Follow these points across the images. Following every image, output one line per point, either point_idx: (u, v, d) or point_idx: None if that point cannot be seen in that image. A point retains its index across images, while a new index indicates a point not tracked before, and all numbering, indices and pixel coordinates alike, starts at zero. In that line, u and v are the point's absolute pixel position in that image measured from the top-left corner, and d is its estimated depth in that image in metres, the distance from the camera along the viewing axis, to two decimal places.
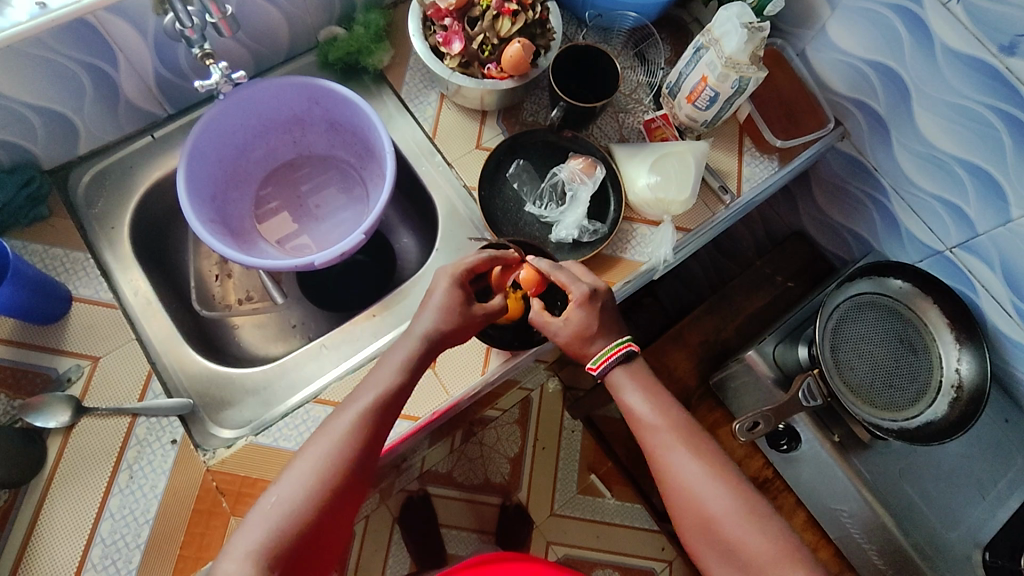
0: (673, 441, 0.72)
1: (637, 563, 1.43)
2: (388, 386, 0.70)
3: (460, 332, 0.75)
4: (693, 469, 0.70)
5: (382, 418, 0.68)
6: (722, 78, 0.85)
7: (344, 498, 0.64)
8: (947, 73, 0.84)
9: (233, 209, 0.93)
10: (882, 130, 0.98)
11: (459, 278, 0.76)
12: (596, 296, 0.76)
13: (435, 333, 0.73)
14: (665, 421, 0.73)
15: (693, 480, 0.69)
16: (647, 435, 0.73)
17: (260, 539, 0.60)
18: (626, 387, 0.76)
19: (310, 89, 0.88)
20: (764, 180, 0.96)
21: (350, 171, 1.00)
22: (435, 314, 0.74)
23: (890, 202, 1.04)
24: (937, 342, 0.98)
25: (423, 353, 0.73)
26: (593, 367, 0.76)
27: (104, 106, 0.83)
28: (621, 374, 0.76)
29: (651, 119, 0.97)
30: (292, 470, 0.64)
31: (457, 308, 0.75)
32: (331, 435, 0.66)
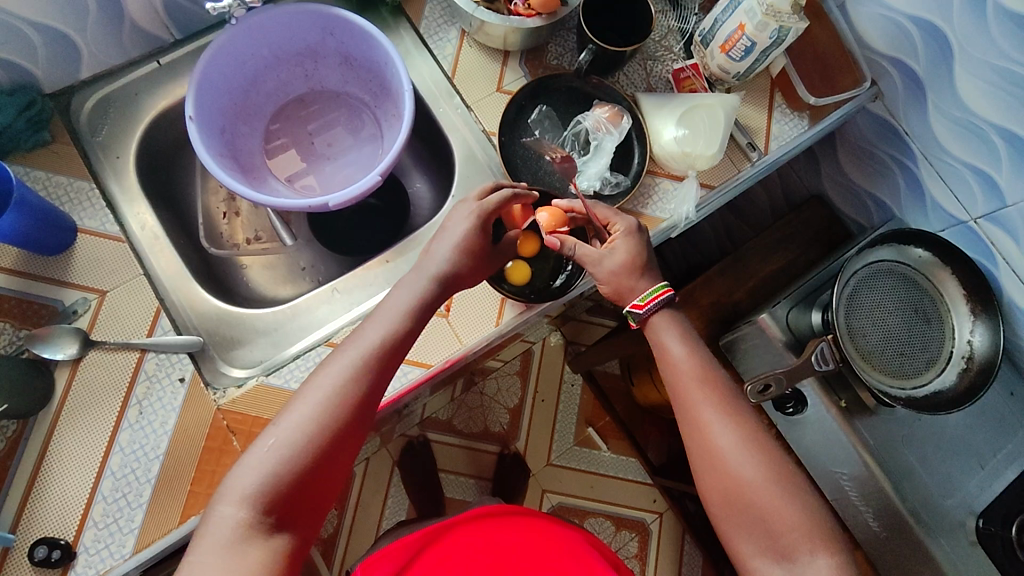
0: (714, 404, 0.72)
1: (628, 513, 1.47)
2: (395, 326, 0.69)
3: (469, 272, 0.74)
4: (731, 434, 0.70)
5: (385, 358, 0.67)
6: (761, 27, 0.81)
7: (347, 438, 0.63)
8: (996, 34, 0.80)
9: (242, 143, 0.90)
10: (917, 92, 0.94)
11: (470, 217, 0.75)
12: (640, 228, 0.79)
13: (449, 273, 0.72)
14: (708, 382, 0.72)
15: (730, 445, 0.69)
16: (689, 388, 0.73)
17: (258, 479, 0.59)
18: (670, 339, 0.75)
19: (324, 18, 0.83)
20: (794, 139, 0.93)
21: (363, 111, 0.96)
22: (445, 255, 0.73)
23: (917, 168, 1.01)
24: (951, 314, 0.97)
25: (431, 295, 0.72)
26: (641, 303, 0.76)
27: (108, 27, 0.78)
28: (664, 317, 0.76)
29: (681, 68, 0.92)
30: (293, 409, 0.63)
31: (469, 248, 0.74)
32: (334, 374, 0.65)
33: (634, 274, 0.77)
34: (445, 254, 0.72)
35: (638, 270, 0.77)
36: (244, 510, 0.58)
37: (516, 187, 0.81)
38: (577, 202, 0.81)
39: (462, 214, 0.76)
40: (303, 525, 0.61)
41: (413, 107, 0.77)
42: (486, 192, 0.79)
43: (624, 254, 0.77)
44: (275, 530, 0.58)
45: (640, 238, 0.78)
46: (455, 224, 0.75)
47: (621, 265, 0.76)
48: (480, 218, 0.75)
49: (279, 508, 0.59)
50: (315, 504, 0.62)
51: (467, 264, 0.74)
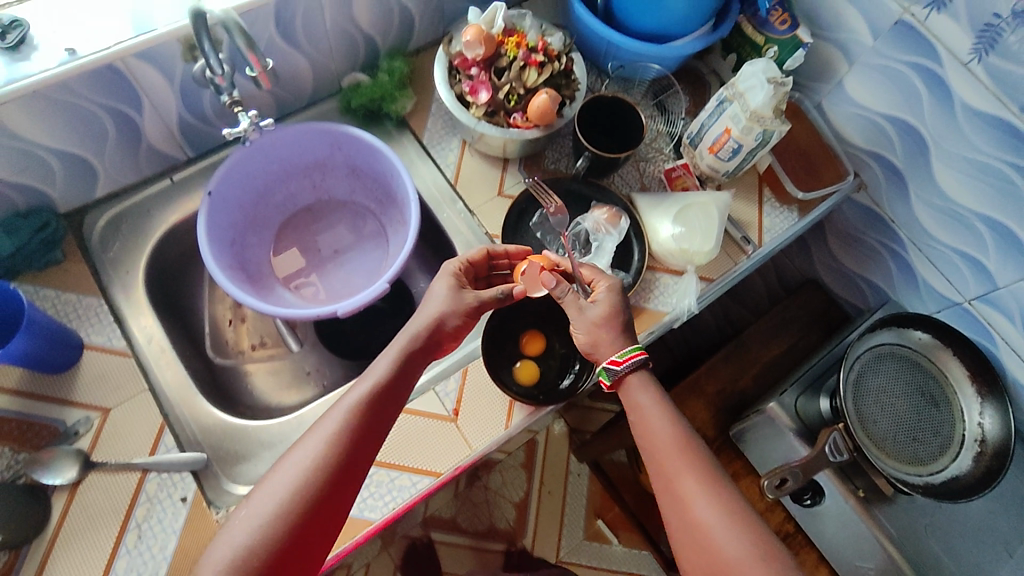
0: (694, 475, 0.67)
1: None
2: (374, 388, 0.67)
3: (460, 325, 0.74)
4: (711, 506, 0.65)
5: (372, 413, 0.65)
6: (746, 131, 0.86)
7: (322, 511, 0.60)
8: (967, 130, 0.85)
9: (251, 254, 0.90)
10: (899, 183, 0.98)
11: (450, 280, 0.77)
12: (620, 288, 0.79)
13: (433, 327, 0.72)
14: (686, 447, 0.69)
15: (710, 518, 0.64)
16: (664, 454, 0.69)
17: (231, 555, 0.56)
18: (648, 403, 0.73)
19: (333, 135, 0.87)
20: (785, 231, 0.96)
21: (369, 217, 0.98)
22: (430, 313, 0.73)
23: (906, 253, 1.04)
24: (959, 397, 0.96)
25: (418, 350, 0.71)
26: (618, 360, 0.74)
27: (125, 150, 0.81)
28: (636, 381, 0.74)
29: (672, 168, 0.97)
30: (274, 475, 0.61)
31: (455, 304, 0.74)
32: (310, 445, 0.62)
33: (615, 330, 0.76)
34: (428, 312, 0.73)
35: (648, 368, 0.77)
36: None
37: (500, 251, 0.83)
38: (565, 261, 0.84)
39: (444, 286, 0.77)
40: None
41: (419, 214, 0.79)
42: (476, 259, 0.80)
43: (605, 306, 0.77)
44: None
45: (620, 299, 0.78)
46: (436, 292, 0.76)
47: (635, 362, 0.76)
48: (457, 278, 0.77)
49: None
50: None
51: (455, 317, 0.74)
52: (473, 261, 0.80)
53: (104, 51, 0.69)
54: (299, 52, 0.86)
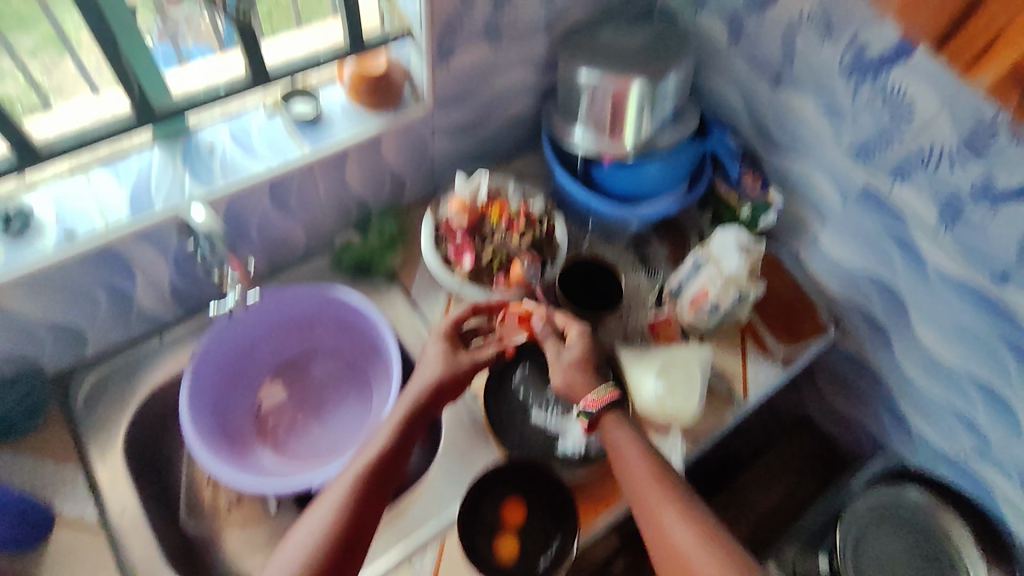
0: (671, 507, 0.69)
1: None
2: (367, 463, 0.70)
3: (451, 390, 0.78)
4: (687, 530, 0.67)
5: (372, 482, 0.69)
6: (724, 292, 0.88)
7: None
8: (943, 293, 0.86)
9: (233, 411, 0.89)
10: (882, 335, 0.98)
11: (438, 343, 0.81)
12: (592, 337, 0.82)
13: (427, 393, 0.77)
14: (662, 482, 0.71)
15: (689, 544, 0.66)
16: (644, 493, 0.71)
17: None
18: (624, 439, 0.75)
19: (322, 296, 0.90)
20: (770, 384, 0.95)
21: (356, 366, 0.96)
22: (423, 379, 0.78)
23: (897, 402, 1.03)
24: (965, 560, 0.92)
25: (415, 414, 0.75)
26: (593, 402, 0.77)
27: (116, 316, 0.84)
28: (614, 423, 0.77)
29: (655, 318, 0.97)
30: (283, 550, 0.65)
31: (444, 363, 0.79)
32: (312, 521, 0.67)
33: (586, 372, 0.79)
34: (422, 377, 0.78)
35: None
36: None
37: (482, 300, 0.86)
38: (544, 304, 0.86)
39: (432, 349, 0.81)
40: None
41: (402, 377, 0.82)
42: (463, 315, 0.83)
43: (577, 351, 0.80)
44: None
45: (594, 344, 0.81)
46: (424, 367, 0.79)
47: None
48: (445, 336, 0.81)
49: None
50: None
51: (446, 381, 0.78)
52: (456, 317, 0.83)
53: (98, 234, 0.72)
54: (292, 218, 0.89)
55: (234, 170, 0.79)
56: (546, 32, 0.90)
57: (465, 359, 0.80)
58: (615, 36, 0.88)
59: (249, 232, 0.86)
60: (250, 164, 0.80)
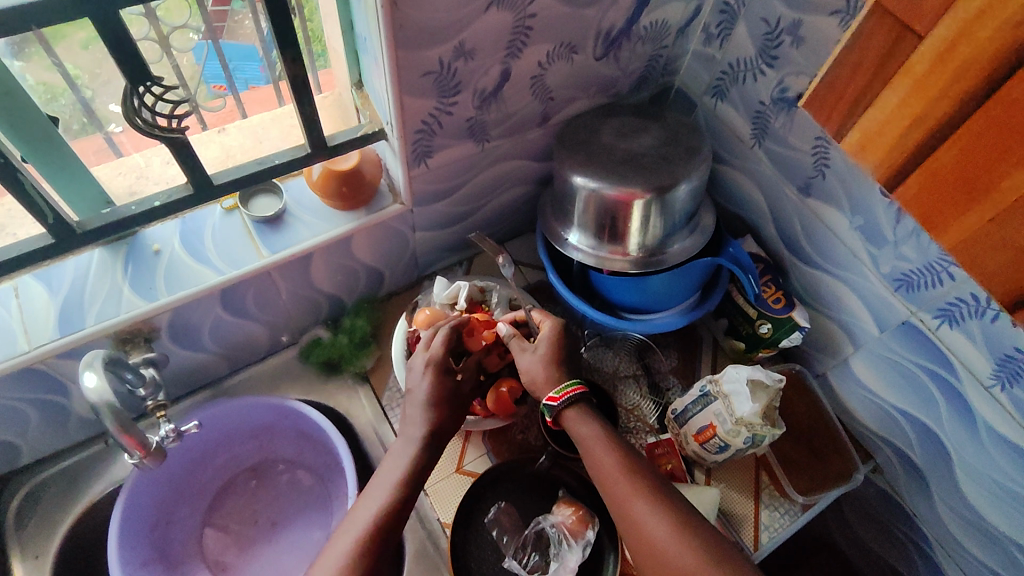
0: (640, 494, 0.60)
1: None
2: (356, 545, 0.58)
3: (453, 421, 0.68)
4: (665, 524, 0.58)
5: (379, 540, 0.59)
6: (733, 433, 0.76)
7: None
8: (994, 452, 0.73)
9: (176, 530, 0.81)
10: (919, 479, 0.85)
11: (426, 369, 0.69)
12: (563, 331, 0.73)
13: (434, 429, 0.66)
14: (636, 475, 0.62)
15: (667, 538, 0.57)
16: (619, 497, 0.61)
17: None
18: (589, 434, 0.66)
19: (279, 405, 0.82)
20: (784, 530, 0.83)
21: (316, 479, 0.87)
22: (422, 414, 0.67)
23: (933, 552, 0.89)
24: None
25: (424, 456, 0.65)
26: (555, 395, 0.67)
27: (52, 424, 0.76)
28: (578, 417, 0.67)
29: (655, 443, 0.86)
30: None
31: (439, 402, 0.67)
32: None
33: (551, 365, 0.71)
34: (421, 410, 0.67)
35: None
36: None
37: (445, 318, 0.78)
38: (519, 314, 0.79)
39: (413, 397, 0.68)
40: None
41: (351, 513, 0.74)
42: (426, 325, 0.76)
43: (544, 346, 0.72)
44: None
45: (563, 337, 0.73)
46: (411, 423, 0.67)
47: None
48: (430, 363, 0.69)
49: None
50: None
51: (444, 412, 0.67)
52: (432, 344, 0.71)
53: (18, 356, 0.65)
54: (253, 319, 0.81)
55: (179, 279, 0.71)
56: (542, 124, 0.80)
57: (444, 390, 0.68)
58: (620, 132, 0.78)
59: (201, 338, 0.78)
60: (198, 270, 0.72)
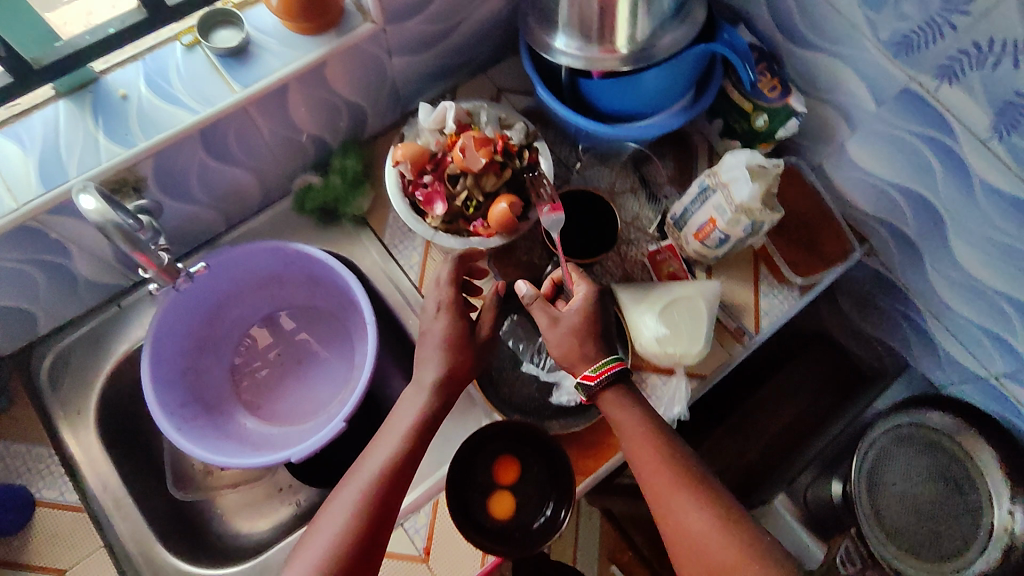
0: (681, 489, 0.65)
1: None
2: (366, 485, 0.64)
3: (464, 368, 0.71)
4: (701, 521, 0.63)
5: (387, 486, 0.65)
6: (734, 222, 0.77)
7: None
8: (986, 208, 0.75)
9: (207, 377, 0.85)
10: (913, 253, 0.88)
11: (443, 313, 0.72)
12: (597, 298, 0.74)
13: (443, 378, 0.69)
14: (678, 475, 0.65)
15: (703, 533, 0.62)
16: (659, 488, 0.65)
17: None
18: (622, 415, 0.69)
19: (283, 250, 0.82)
20: (785, 314, 0.87)
21: (334, 320, 0.91)
22: (434, 359, 0.70)
23: (924, 321, 0.94)
24: (986, 479, 0.87)
25: (434, 406, 0.69)
26: (591, 374, 0.69)
27: (62, 289, 0.77)
28: (613, 398, 0.70)
29: (656, 251, 0.89)
30: (302, 552, 0.63)
31: (452, 347, 0.70)
32: (306, 561, 0.61)
33: (585, 339, 0.71)
34: (433, 358, 0.70)
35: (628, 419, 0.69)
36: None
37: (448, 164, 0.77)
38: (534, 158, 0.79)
39: (429, 335, 0.72)
40: None
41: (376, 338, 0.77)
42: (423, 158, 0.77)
43: (578, 314, 0.72)
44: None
45: (598, 306, 0.74)
46: (424, 367, 0.70)
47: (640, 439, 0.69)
48: (450, 306, 0.72)
49: None
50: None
51: (456, 359, 0.70)
52: (441, 280, 0.74)
53: (10, 215, 0.64)
54: (239, 165, 0.80)
55: (154, 123, 0.68)
56: None
57: (460, 334, 0.71)
58: None
59: (192, 188, 0.77)
60: (172, 112, 0.69)
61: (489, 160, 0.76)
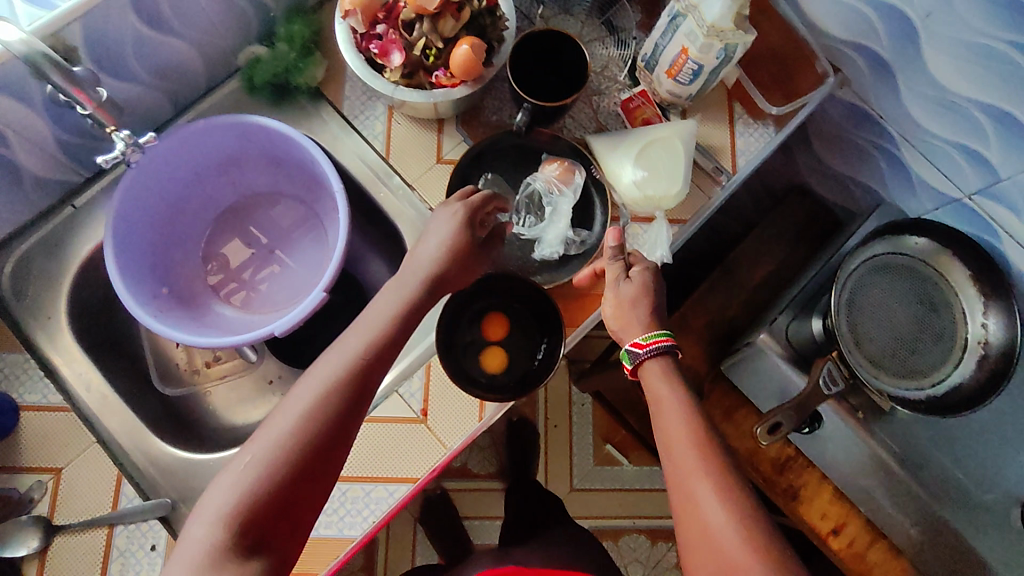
0: (707, 465, 0.60)
1: (660, 525, 1.48)
2: (358, 351, 0.61)
3: (460, 271, 0.70)
4: (738, 536, 0.56)
5: (373, 364, 0.61)
6: (705, 48, 0.74)
7: (301, 486, 0.55)
8: (961, 8, 0.73)
9: (178, 271, 0.82)
10: (886, 75, 0.86)
11: (453, 217, 0.71)
12: (656, 282, 0.72)
13: (439, 267, 0.68)
14: (705, 447, 0.62)
15: (737, 549, 0.55)
16: (676, 459, 0.62)
17: (234, 495, 0.53)
18: (667, 387, 0.67)
19: (238, 126, 0.77)
20: (761, 150, 0.86)
21: (301, 205, 0.88)
22: (433, 252, 0.68)
23: (898, 151, 0.94)
24: (960, 298, 0.91)
25: (425, 292, 0.67)
26: (641, 342, 0.68)
27: (7, 185, 0.72)
28: (654, 367, 0.68)
29: (629, 98, 0.85)
30: (275, 417, 0.58)
31: (456, 251, 0.69)
32: (289, 414, 0.57)
33: (643, 312, 0.71)
34: (433, 253, 0.68)
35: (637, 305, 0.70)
36: (211, 530, 0.52)
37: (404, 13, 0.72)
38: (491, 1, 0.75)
39: (442, 220, 0.71)
40: (281, 544, 0.54)
41: (348, 207, 0.73)
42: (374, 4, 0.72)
43: (635, 288, 0.71)
44: (252, 553, 0.52)
45: (656, 285, 0.72)
46: (417, 263, 0.68)
47: (636, 295, 0.71)
48: (463, 216, 0.71)
49: (253, 528, 0.52)
50: (290, 533, 0.55)
51: (456, 261, 0.69)
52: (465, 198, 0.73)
53: None
54: (177, 36, 0.73)
55: None
56: None
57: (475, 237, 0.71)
58: None
59: (129, 63, 0.72)
60: None
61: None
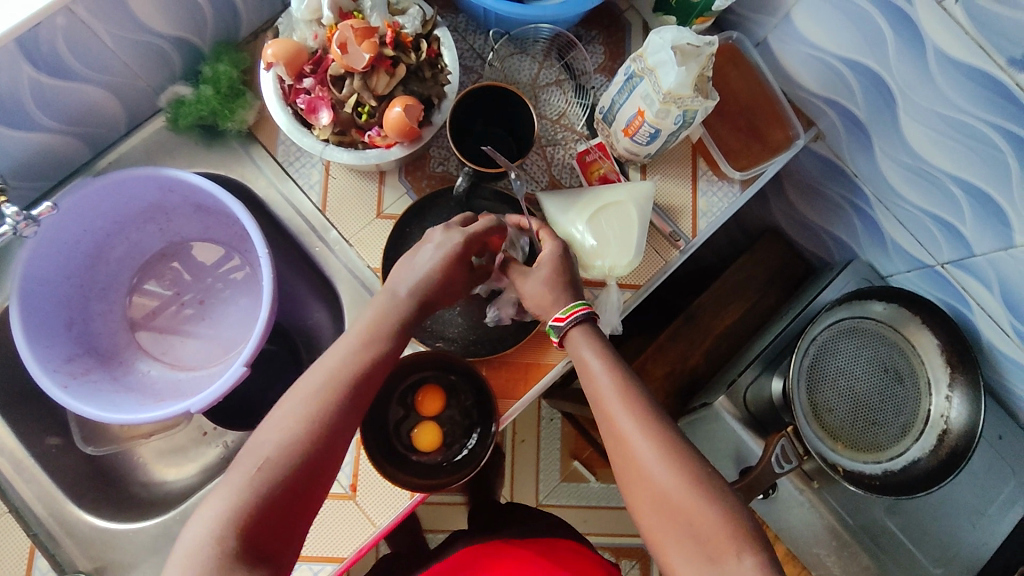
0: (635, 412, 0.60)
1: (626, 542, 1.46)
2: (354, 355, 0.59)
3: (449, 289, 0.65)
4: (671, 475, 0.57)
5: (372, 370, 0.59)
6: (663, 114, 0.69)
7: (300, 493, 0.53)
8: (942, 83, 0.67)
9: (100, 325, 0.78)
10: (861, 135, 0.81)
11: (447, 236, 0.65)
12: (566, 257, 0.69)
13: (436, 273, 0.64)
14: (631, 390, 0.62)
15: (675, 488, 0.56)
16: (609, 405, 0.61)
17: (229, 504, 0.50)
18: (587, 349, 0.65)
19: (156, 178, 0.72)
20: (723, 212, 0.81)
21: (234, 252, 0.84)
22: (426, 264, 0.64)
23: (871, 210, 0.89)
24: (925, 367, 0.88)
25: (420, 303, 0.63)
26: (559, 317, 0.66)
27: None
28: (579, 334, 0.65)
29: (586, 150, 0.80)
30: (269, 420, 0.55)
31: (448, 264, 0.64)
32: (285, 417, 0.55)
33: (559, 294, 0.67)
34: (426, 264, 0.64)
35: (555, 302, 0.67)
36: (214, 535, 0.49)
37: (333, 67, 0.67)
38: (432, 49, 0.70)
39: (427, 244, 0.66)
40: (279, 554, 0.52)
41: (271, 274, 0.69)
42: (295, 56, 0.66)
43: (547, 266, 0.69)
44: (254, 563, 0.50)
45: (568, 261, 0.69)
46: (401, 276, 0.64)
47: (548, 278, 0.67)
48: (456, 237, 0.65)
49: (253, 537, 0.50)
50: (290, 541, 0.52)
51: (449, 275, 0.64)
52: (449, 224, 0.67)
53: None
54: (87, 82, 0.68)
55: None
56: None
57: (464, 261, 0.65)
58: None
59: (31, 112, 0.66)
60: None
61: (372, 54, 0.65)
